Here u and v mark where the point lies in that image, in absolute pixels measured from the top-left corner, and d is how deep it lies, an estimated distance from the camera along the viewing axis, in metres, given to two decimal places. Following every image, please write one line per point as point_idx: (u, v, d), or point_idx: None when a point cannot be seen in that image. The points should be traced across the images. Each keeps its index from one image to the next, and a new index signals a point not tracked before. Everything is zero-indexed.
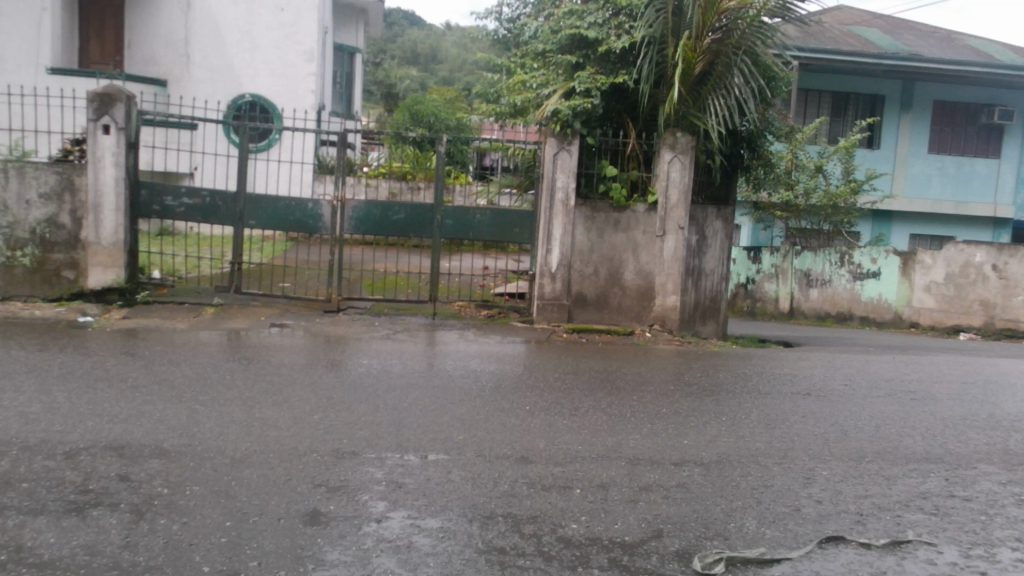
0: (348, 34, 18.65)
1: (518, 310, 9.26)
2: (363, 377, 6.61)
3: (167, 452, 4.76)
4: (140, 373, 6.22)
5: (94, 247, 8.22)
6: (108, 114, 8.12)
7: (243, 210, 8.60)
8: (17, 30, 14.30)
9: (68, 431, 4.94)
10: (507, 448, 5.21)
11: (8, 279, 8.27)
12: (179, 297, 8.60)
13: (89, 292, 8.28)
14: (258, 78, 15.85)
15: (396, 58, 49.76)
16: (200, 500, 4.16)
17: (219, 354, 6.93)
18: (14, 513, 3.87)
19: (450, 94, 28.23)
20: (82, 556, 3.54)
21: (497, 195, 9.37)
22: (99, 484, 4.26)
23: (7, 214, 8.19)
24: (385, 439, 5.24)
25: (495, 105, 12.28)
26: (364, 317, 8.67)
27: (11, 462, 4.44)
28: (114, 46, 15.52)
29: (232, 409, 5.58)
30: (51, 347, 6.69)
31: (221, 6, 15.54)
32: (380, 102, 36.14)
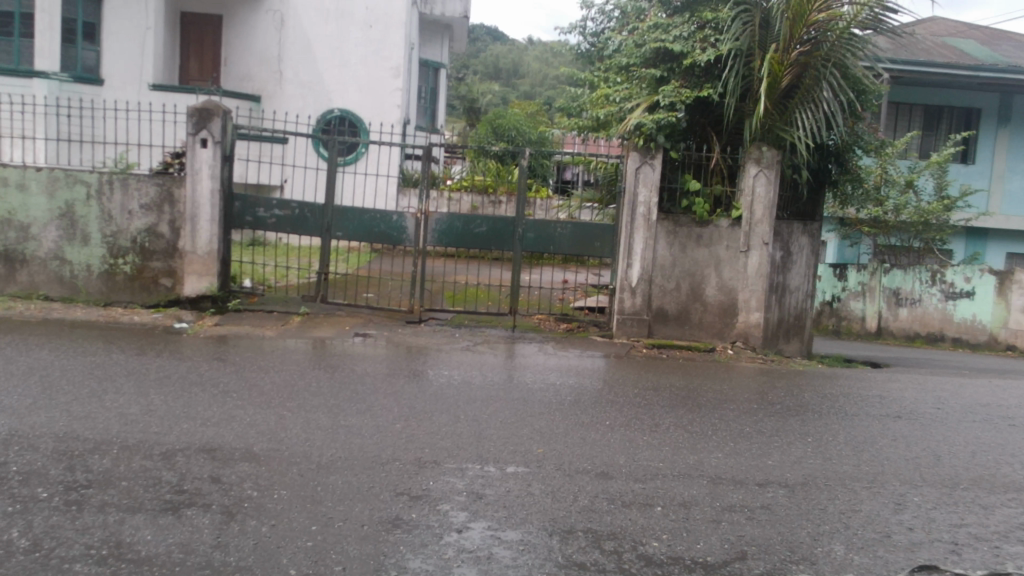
0: (433, 49, 18.92)
1: (598, 325, 9.20)
2: (445, 389, 6.66)
3: (257, 455, 4.90)
4: (232, 379, 6.40)
5: (190, 256, 8.53)
6: (206, 128, 8.42)
7: (330, 222, 8.80)
8: (122, 49, 14.94)
9: (164, 433, 5.13)
10: (587, 462, 5.19)
11: (110, 286, 8.65)
12: (268, 305, 8.86)
13: (184, 299, 8.60)
14: (347, 93, 16.23)
15: (478, 73, 50.22)
16: (287, 504, 4.26)
17: (305, 361, 7.09)
18: (114, 510, 4.04)
19: (533, 108, 28.38)
20: (176, 554, 3.66)
21: (578, 209, 9.48)
22: (193, 485, 4.40)
23: (111, 224, 8.57)
24: (466, 450, 5.27)
25: (578, 119, 12.29)
26: (444, 329, 8.75)
27: (112, 460, 4.63)
28: (212, 63, 16.19)
29: (318, 416, 5.70)
30: (148, 352, 6.95)
31: (313, 24, 16.00)
32: (462, 116, 36.48)
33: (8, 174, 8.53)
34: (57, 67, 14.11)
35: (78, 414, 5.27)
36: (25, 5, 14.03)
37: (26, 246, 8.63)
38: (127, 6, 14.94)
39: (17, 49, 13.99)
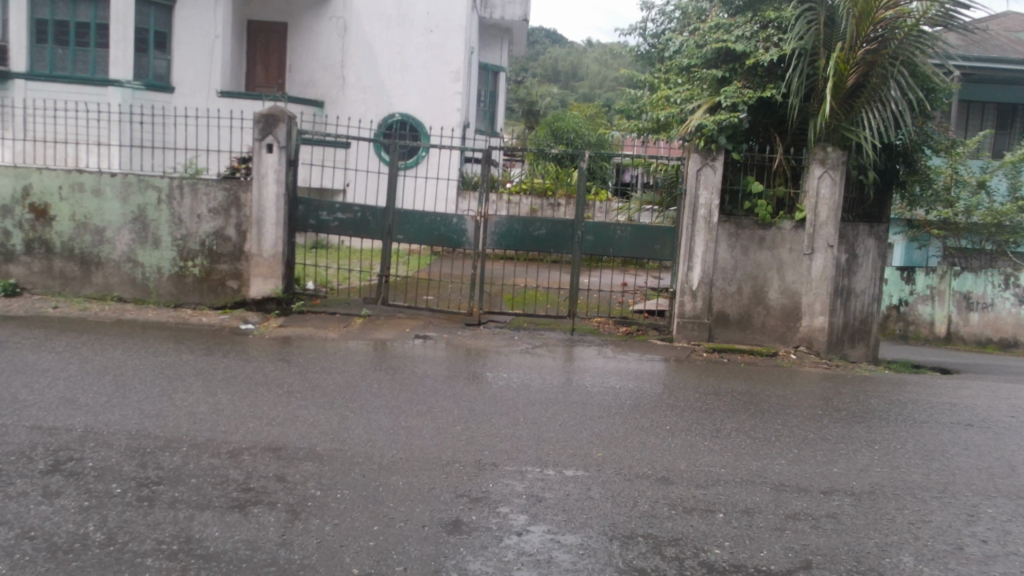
0: (493, 52, 19.00)
1: (658, 328, 9.10)
2: (504, 391, 6.67)
3: (320, 455, 4.98)
4: (296, 379, 6.53)
5: (256, 258, 8.72)
6: (272, 133, 8.58)
7: (392, 225, 8.90)
8: (192, 57, 15.33)
9: (232, 432, 5.25)
10: (647, 467, 5.14)
11: (180, 287, 8.90)
12: (331, 307, 9.00)
13: (250, 301, 8.79)
14: (408, 97, 16.42)
15: (537, 75, 50.28)
16: (350, 504, 4.32)
17: (367, 363, 7.19)
18: (184, 506, 4.14)
19: (592, 111, 28.32)
20: (243, 551, 3.74)
21: (638, 212, 9.37)
22: (259, 483, 4.50)
23: (181, 227, 8.81)
24: (525, 453, 5.28)
25: (637, 121, 12.23)
26: (504, 331, 8.77)
27: (182, 457, 4.76)
28: (277, 69, 16.53)
29: (379, 417, 5.77)
30: (216, 352, 7.12)
31: (375, 30, 16.21)
32: (521, 119, 36.59)
33: (84, 179, 8.83)
34: (130, 76, 14.58)
35: (149, 412, 5.43)
36: (100, 16, 14.47)
37: (101, 248, 8.92)
38: (197, 15, 15.29)
39: (93, 59, 14.53)
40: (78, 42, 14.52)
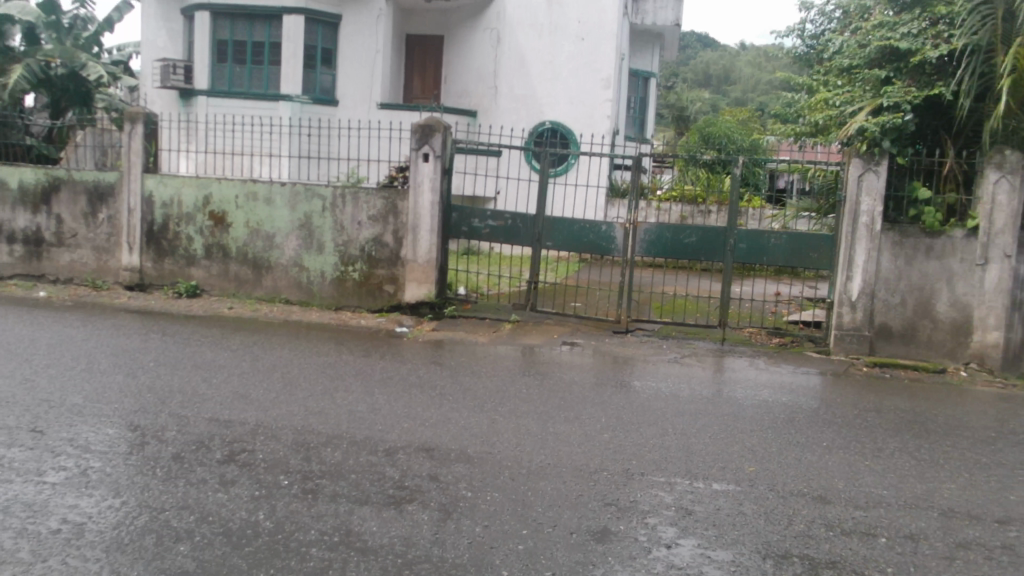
0: (644, 58, 18.78)
1: (813, 340, 8.70)
2: (652, 400, 6.60)
3: (471, 457, 5.10)
4: (447, 382, 6.71)
5: (411, 264, 8.99)
6: (428, 143, 8.77)
7: (541, 231, 8.97)
8: (354, 69, 15.94)
9: (388, 431, 5.45)
10: (802, 484, 4.95)
11: (340, 292, 9.34)
12: (481, 313, 9.16)
13: (405, 305, 9.10)
14: (558, 105, 16.48)
15: (688, 81, 49.40)
16: (500, 506, 4.39)
17: (515, 368, 7.29)
18: (345, 500, 4.34)
19: (744, 115, 27.55)
20: (399, 547, 3.88)
21: (793, 219, 9.01)
22: (414, 482, 4.65)
23: (342, 233, 9.24)
24: (674, 464, 5.19)
25: (795, 126, 11.91)
26: (652, 340, 8.65)
27: (342, 453, 4.99)
28: (434, 82, 17.16)
29: (528, 422, 5.84)
30: (373, 354, 7.42)
31: (527, 39, 16.40)
32: (671, 125, 36.10)
33: (257, 189, 9.41)
34: (299, 90, 15.50)
35: (313, 409, 5.72)
36: (274, 35, 15.47)
37: (271, 254, 9.49)
38: (359, 31, 15.88)
39: (267, 76, 15.56)
40: (254, 60, 15.58)
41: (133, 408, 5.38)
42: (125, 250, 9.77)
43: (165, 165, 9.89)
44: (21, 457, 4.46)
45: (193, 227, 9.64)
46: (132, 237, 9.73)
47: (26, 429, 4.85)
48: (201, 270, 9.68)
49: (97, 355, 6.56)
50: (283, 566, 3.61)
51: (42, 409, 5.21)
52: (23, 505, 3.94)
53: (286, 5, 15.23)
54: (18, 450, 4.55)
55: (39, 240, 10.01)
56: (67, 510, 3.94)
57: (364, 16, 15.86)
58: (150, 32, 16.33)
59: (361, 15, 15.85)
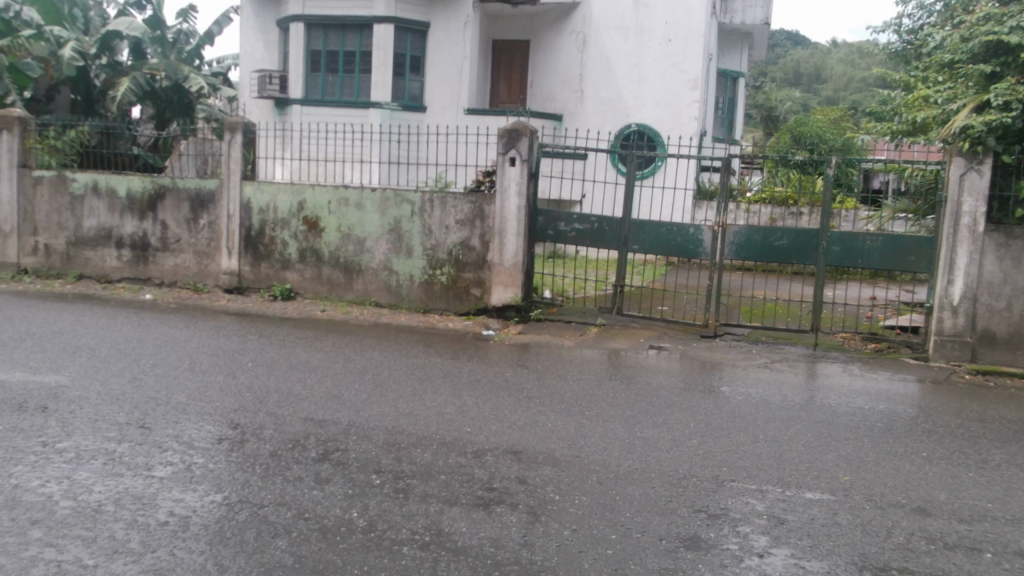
0: (733, 58, 18.45)
1: (912, 345, 8.40)
2: (742, 406, 6.48)
3: (558, 460, 5.11)
4: (535, 385, 6.73)
5: (498, 267, 9.06)
6: (514, 147, 8.81)
7: (628, 235, 8.89)
8: (442, 76, 16.16)
9: (477, 433, 5.51)
10: (901, 495, 4.78)
11: (428, 294, 9.48)
12: (567, 316, 9.15)
13: (492, 308, 9.18)
14: (645, 108, 16.35)
15: (777, 80, 48.36)
16: (588, 510, 4.39)
17: (601, 371, 7.27)
18: (435, 500, 4.41)
19: (837, 113, 26.82)
20: (488, 547, 3.91)
21: (889, 221, 8.70)
22: (502, 483, 4.68)
23: (431, 237, 9.38)
24: (766, 472, 5.08)
25: (891, 124, 11.55)
26: (741, 345, 8.49)
27: (432, 454, 5.07)
28: (520, 86, 17.30)
29: (615, 426, 5.82)
30: (461, 356, 7.51)
31: (613, 42, 16.31)
32: (759, 125, 35.43)
33: (349, 195, 9.65)
34: (388, 98, 15.82)
35: (404, 410, 5.83)
36: (364, 44, 15.84)
37: (362, 257, 9.70)
38: (447, 38, 16.09)
39: (358, 84, 15.92)
40: (345, 69, 15.96)
41: (233, 406, 5.58)
42: (224, 254, 10.14)
43: (262, 173, 10.21)
44: (131, 452, 4.68)
45: (287, 232, 9.94)
46: (231, 242, 10.10)
47: (135, 425, 5.09)
48: (295, 274, 9.97)
49: (199, 355, 6.84)
50: (376, 564, 3.69)
51: (150, 406, 5.45)
52: (133, 498, 4.13)
53: (376, 14, 15.57)
54: (128, 445, 4.78)
55: (145, 245, 10.48)
56: (173, 503, 4.11)
57: (451, 23, 16.06)
58: (247, 44, 16.92)
59: (449, 22, 16.07)
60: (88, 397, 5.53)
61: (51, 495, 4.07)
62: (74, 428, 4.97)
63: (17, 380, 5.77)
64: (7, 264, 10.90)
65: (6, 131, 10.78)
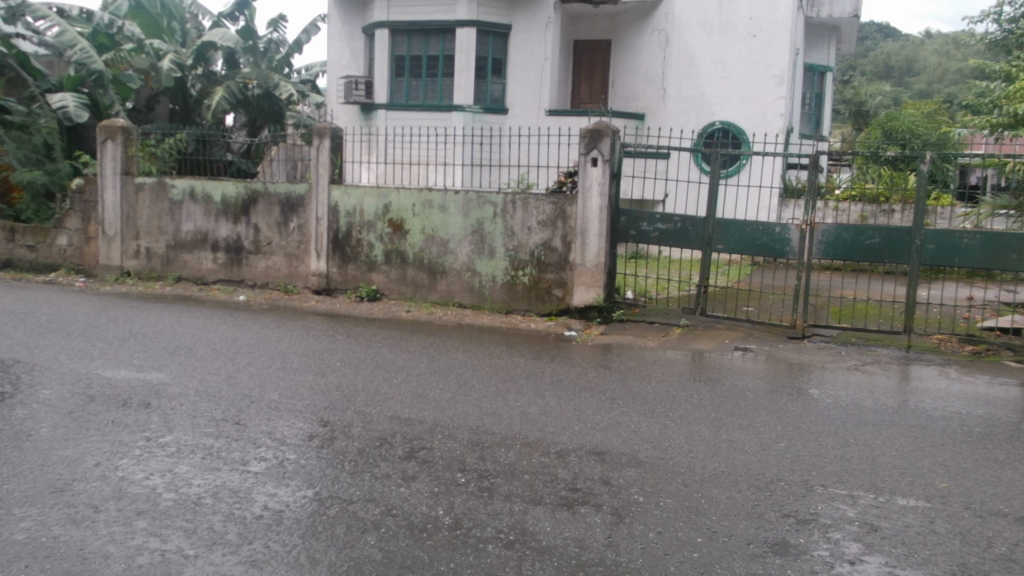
0: (819, 52, 17.98)
1: (1013, 348, 8.05)
2: (832, 410, 6.31)
3: (642, 461, 5.08)
4: (617, 386, 6.70)
5: (580, 268, 9.06)
6: (596, 147, 8.79)
7: (712, 234, 8.76)
8: (524, 77, 16.19)
9: (560, 433, 5.52)
10: (1003, 504, 4.59)
11: (510, 295, 9.54)
12: (649, 316, 9.08)
13: (574, 308, 9.18)
14: (729, 106, 16.07)
15: (866, 73, 46.98)
16: (672, 513, 4.35)
17: (684, 373, 7.18)
18: (519, 500, 4.44)
19: (931, 106, 25.87)
20: (573, 547, 3.92)
21: (987, 217, 8.35)
22: (585, 484, 4.69)
23: (513, 238, 9.44)
24: (857, 477, 4.95)
25: (990, 117, 11.07)
26: (831, 346, 8.27)
27: (516, 453, 5.10)
28: (601, 86, 17.25)
29: (700, 428, 5.75)
30: (543, 357, 7.54)
31: (696, 39, 16.08)
32: (847, 121, 34.47)
33: (433, 197, 9.79)
34: (471, 100, 15.99)
35: (487, 409, 5.89)
36: (447, 48, 16.06)
37: (446, 259, 9.83)
38: (529, 40, 16.11)
39: (441, 87, 16.15)
40: (429, 73, 16.20)
41: (323, 404, 5.74)
42: (313, 257, 10.41)
43: (349, 176, 10.44)
44: (227, 448, 4.86)
45: (373, 234, 10.15)
46: (320, 244, 10.36)
47: (231, 422, 5.29)
48: (381, 275, 10.17)
49: (290, 354, 7.05)
50: (462, 561, 3.74)
51: (245, 403, 5.65)
52: (230, 491, 4.30)
53: (459, 18, 15.77)
54: (224, 440, 4.96)
55: (238, 248, 10.86)
56: (267, 497, 4.25)
57: (533, 24, 16.06)
58: (334, 51, 17.34)
59: (530, 24, 16.08)
60: (187, 394, 5.76)
61: (155, 488, 4.26)
62: (175, 423, 5.20)
63: (122, 378, 6.06)
64: (112, 267, 11.44)
65: (110, 140, 11.27)
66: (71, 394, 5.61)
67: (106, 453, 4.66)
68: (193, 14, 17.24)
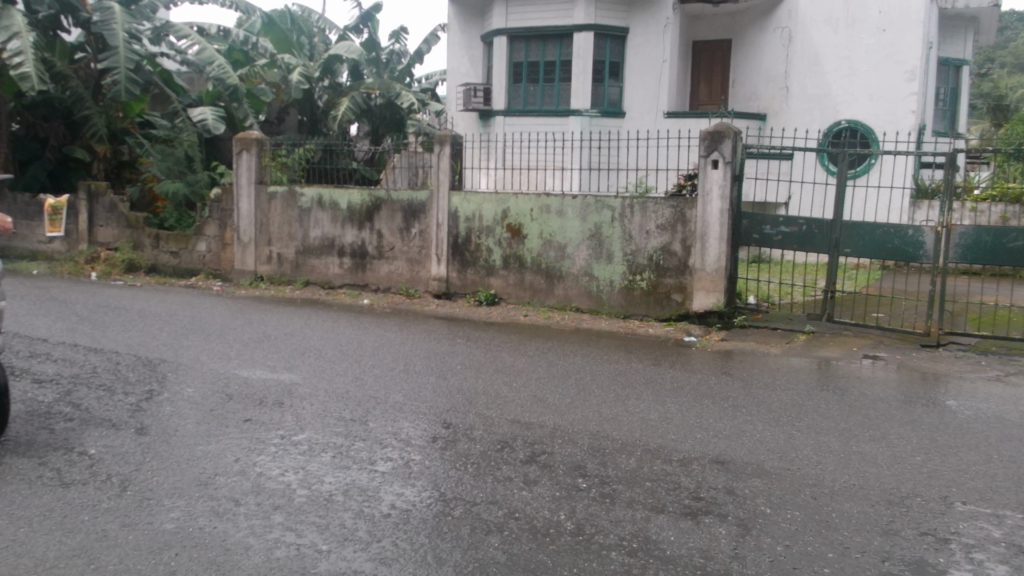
0: (954, 45, 17.05)
1: None
2: (972, 422, 5.97)
3: (768, 471, 4.94)
4: (739, 394, 6.54)
5: (700, 272, 8.90)
6: (717, 149, 8.65)
7: (839, 238, 8.43)
8: (642, 80, 16.04)
9: (682, 440, 5.43)
10: None
11: (628, 300, 9.46)
12: (773, 322, 8.81)
13: (693, 314, 9.03)
14: (857, 103, 15.44)
15: (1006, 66, 44.29)
16: (801, 526, 4.21)
17: (810, 381, 6.94)
18: (641, 507, 4.39)
19: None
20: (697, 558, 3.85)
21: None
22: (710, 493, 4.59)
23: (631, 243, 9.37)
24: (1003, 496, 4.65)
25: None
26: (968, 355, 7.82)
27: (636, 460, 5.05)
28: (721, 87, 16.92)
29: (829, 439, 5.54)
30: (662, 363, 7.44)
31: (821, 35, 15.53)
32: (986, 116, 32.55)
33: (551, 202, 9.83)
34: (588, 105, 15.97)
35: (607, 415, 5.86)
36: (564, 53, 16.11)
37: (563, 263, 9.84)
38: (647, 42, 15.96)
39: (558, 92, 16.21)
40: (546, 79, 16.29)
41: (445, 406, 5.84)
42: (433, 262, 10.62)
43: (468, 182, 10.61)
44: (355, 447, 5.01)
45: (492, 239, 10.27)
46: (440, 249, 10.55)
47: (358, 422, 5.45)
48: (499, 280, 10.28)
49: (414, 357, 7.22)
50: (585, 566, 3.73)
51: (371, 404, 5.81)
52: (359, 489, 4.42)
53: (576, 22, 15.79)
54: (352, 439, 5.13)
55: (363, 254, 11.19)
56: (394, 496, 4.36)
57: (651, 26, 15.90)
58: (454, 60, 17.67)
59: (648, 26, 15.92)
60: (317, 394, 5.97)
61: (290, 484, 4.44)
62: (307, 422, 5.40)
63: (257, 377, 6.35)
64: (246, 272, 11.98)
65: (245, 152, 11.82)
66: (212, 392, 5.92)
67: (244, 449, 4.89)
68: (321, 28, 17.93)
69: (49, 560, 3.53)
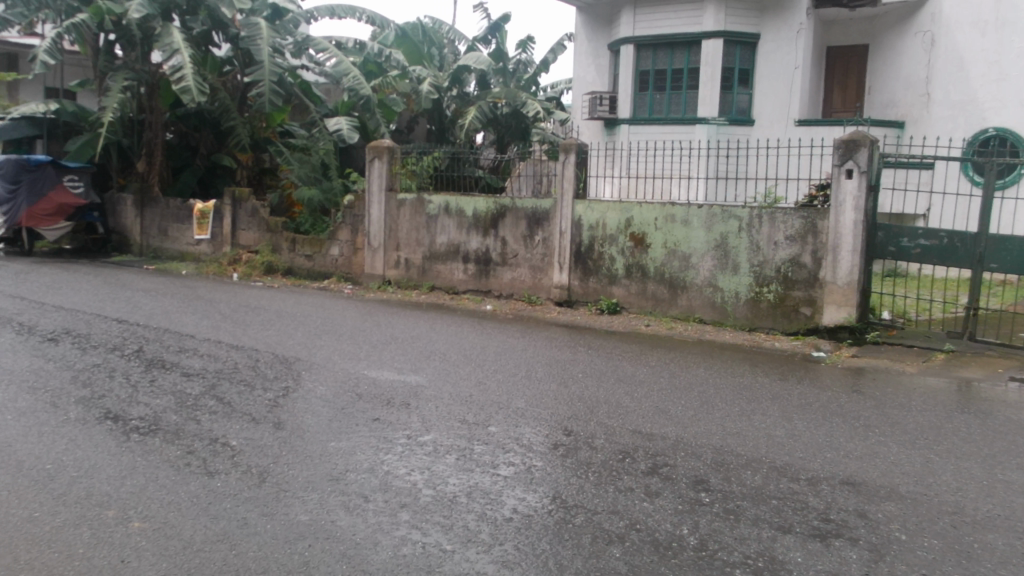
0: None
1: None
2: None
3: (903, 495, 4.72)
4: (872, 413, 6.26)
5: (831, 286, 8.60)
6: (852, 158, 8.33)
7: (984, 251, 7.96)
8: (772, 87, 15.62)
9: (810, 459, 5.26)
10: None
11: (754, 312, 9.24)
12: (909, 340, 8.41)
13: (823, 328, 8.73)
14: (1007, 109, 14.42)
15: None
16: (938, 555, 3.99)
17: (949, 403, 6.57)
18: (767, 526, 4.27)
19: None
20: None
21: None
22: (840, 515, 4.42)
23: (758, 254, 9.14)
24: None
25: None
26: None
27: (762, 477, 4.92)
28: (856, 94, 16.45)
29: (970, 465, 5.22)
30: (790, 378, 7.22)
31: (968, 39, 14.70)
32: None
33: (676, 211, 9.70)
34: (715, 112, 15.71)
35: (731, 429, 5.73)
36: (692, 60, 15.91)
37: (687, 273, 9.70)
38: (779, 48, 15.52)
39: (685, 101, 16.01)
40: (673, 87, 16.12)
41: (566, 414, 5.86)
42: (555, 270, 10.66)
43: (592, 191, 10.63)
44: (480, 451, 5.09)
45: (615, 248, 10.24)
46: (562, 257, 10.59)
47: (481, 425, 5.54)
48: (622, 289, 10.23)
49: (535, 364, 7.26)
50: None
51: (494, 409, 5.89)
52: (482, 492, 4.50)
53: (705, 30, 15.55)
54: (475, 443, 5.21)
55: (486, 260, 11.36)
56: (516, 501, 4.41)
57: (783, 32, 15.45)
58: (581, 68, 17.78)
59: (780, 31, 15.48)
60: (442, 397, 6.11)
61: (416, 483, 4.56)
62: (432, 424, 5.53)
63: (385, 378, 6.56)
64: (375, 276, 12.35)
65: (377, 159, 12.18)
66: (344, 391, 6.15)
67: (373, 448, 5.04)
68: (451, 39, 18.33)
69: (196, 543, 3.75)
